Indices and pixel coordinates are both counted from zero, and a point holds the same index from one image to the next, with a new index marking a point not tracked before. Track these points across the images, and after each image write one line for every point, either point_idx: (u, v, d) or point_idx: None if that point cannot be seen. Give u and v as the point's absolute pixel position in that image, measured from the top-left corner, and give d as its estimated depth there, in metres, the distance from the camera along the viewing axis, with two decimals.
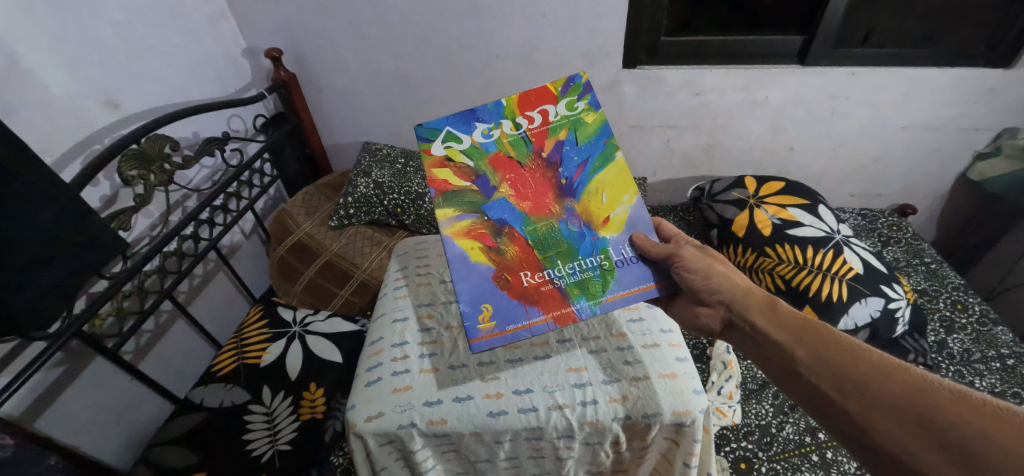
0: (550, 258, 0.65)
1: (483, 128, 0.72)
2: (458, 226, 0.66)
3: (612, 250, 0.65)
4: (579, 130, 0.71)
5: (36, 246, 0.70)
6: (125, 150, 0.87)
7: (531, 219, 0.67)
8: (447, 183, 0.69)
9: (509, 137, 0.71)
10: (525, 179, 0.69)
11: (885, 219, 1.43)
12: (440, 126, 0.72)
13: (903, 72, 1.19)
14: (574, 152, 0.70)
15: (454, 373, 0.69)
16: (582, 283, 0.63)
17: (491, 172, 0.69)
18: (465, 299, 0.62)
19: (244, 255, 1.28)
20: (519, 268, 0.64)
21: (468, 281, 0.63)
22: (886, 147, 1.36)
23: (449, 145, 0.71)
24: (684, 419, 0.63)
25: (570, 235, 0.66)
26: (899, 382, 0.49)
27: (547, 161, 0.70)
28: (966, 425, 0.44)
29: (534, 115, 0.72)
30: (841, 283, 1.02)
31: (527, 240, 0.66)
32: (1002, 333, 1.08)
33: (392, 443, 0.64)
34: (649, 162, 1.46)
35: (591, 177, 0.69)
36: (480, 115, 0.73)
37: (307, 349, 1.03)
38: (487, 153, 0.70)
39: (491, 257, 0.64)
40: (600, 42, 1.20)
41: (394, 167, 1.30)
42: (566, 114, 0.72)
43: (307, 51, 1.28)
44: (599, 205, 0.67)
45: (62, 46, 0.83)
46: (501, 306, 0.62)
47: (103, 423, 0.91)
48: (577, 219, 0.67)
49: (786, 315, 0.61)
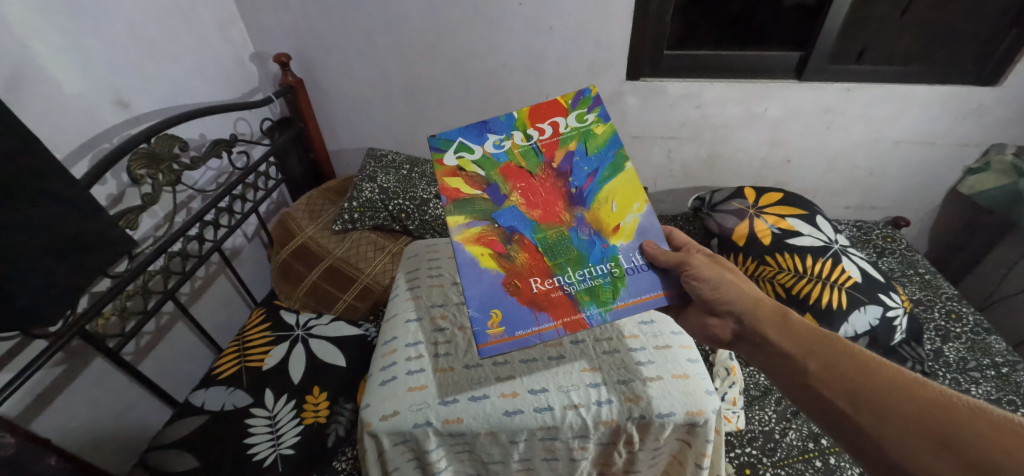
0: (561, 265, 0.65)
1: (494, 139, 0.73)
2: (468, 233, 0.67)
3: (623, 258, 0.66)
4: (589, 141, 0.73)
5: (43, 242, 0.69)
6: (136, 148, 0.88)
7: (542, 226, 0.68)
8: (459, 192, 0.70)
9: (520, 147, 0.72)
10: (536, 187, 0.70)
11: (880, 231, 1.46)
12: (452, 136, 0.74)
13: (896, 88, 1.23)
14: (584, 164, 0.71)
15: (468, 372, 0.69)
16: (592, 290, 0.64)
17: (502, 181, 0.71)
18: (475, 305, 0.62)
19: (246, 258, 1.27)
20: (530, 275, 0.64)
21: (478, 286, 0.64)
22: (880, 161, 1.40)
23: (461, 155, 0.72)
24: (697, 419, 0.63)
25: (580, 243, 0.67)
26: (915, 398, 0.50)
27: (557, 170, 0.71)
28: (987, 443, 0.44)
29: (545, 127, 0.74)
30: (840, 291, 1.04)
31: (537, 247, 0.66)
32: (995, 342, 1.10)
33: (406, 443, 0.64)
34: (651, 172, 1.48)
35: (601, 186, 0.70)
36: (491, 126, 0.75)
37: (311, 353, 1.02)
38: (499, 163, 0.72)
39: (502, 263, 0.65)
40: (604, 54, 1.23)
41: (399, 173, 1.31)
42: (577, 126, 0.74)
43: (316, 57, 1.29)
44: (609, 215, 0.69)
45: (76, 45, 0.83)
46: (511, 312, 0.62)
47: (99, 426, 0.89)
48: (587, 227, 0.68)
49: (800, 328, 0.62)
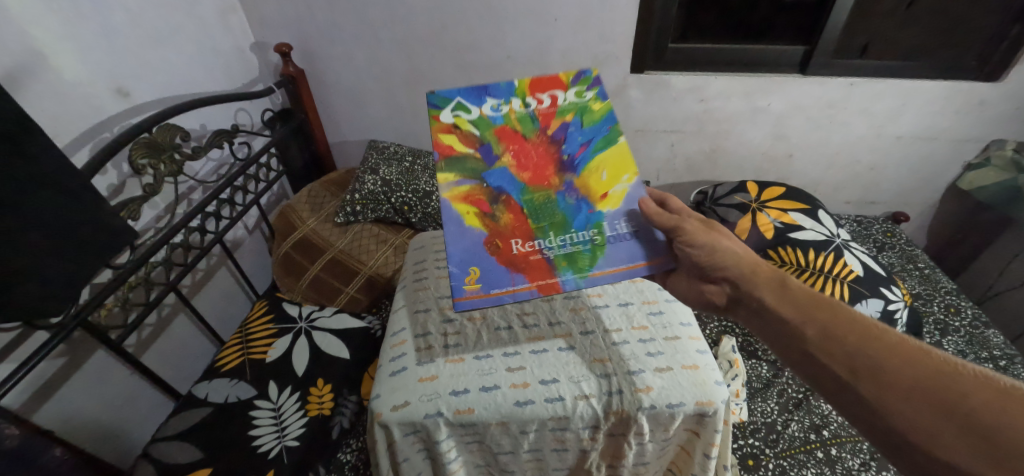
0: (543, 228, 0.64)
1: (493, 103, 0.74)
2: (456, 190, 0.66)
3: (606, 225, 0.64)
4: (585, 115, 0.73)
5: (46, 232, 0.68)
6: (137, 138, 0.87)
7: (530, 188, 0.67)
8: (453, 149, 0.69)
9: (517, 113, 0.72)
10: (528, 150, 0.70)
11: (879, 226, 1.47)
12: (451, 97, 0.75)
13: (899, 84, 1.24)
14: (578, 133, 0.71)
15: (476, 363, 0.69)
16: (570, 255, 0.62)
17: (495, 142, 0.70)
18: (454, 261, 0.60)
19: (247, 250, 1.27)
20: (511, 235, 0.63)
21: (459, 243, 0.62)
22: (882, 156, 1.41)
23: (458, 114, 0.73)
24: (707, 410, 0.64)
25: (566, 207, 0.65)
26: (919, 364, 0.48)
27: (551, 137, 0.71)
28: (991, 410, 0.42)
29: (544, 97, 0.74)
30: (842, 284, 1.05)
31: (522, 209, 0.65)
32: (993, 336, 1.12)
33: (418, 433, 0.64)
34: (653, 166, 1.49)
35: (593, 155, 0.69)
36: (491, 92, 0.75)
37: (314, 346, 1.02)
38: (494, 124, 0.72)
39: (485, 222, 0.64)
40: (609, 47, 1.23)
41: (401, 165, 1.31)
42: (574, 100, 0.74)
43: (317, 48, 1.28)
44: (597, 182, 0.67)
45: (76, 32, 0.82)
46: (489, 271, 0.60)
47: (101, 418, 0.89)
48: (575, 193, 0.67)
49: (801, 297, 0.59)
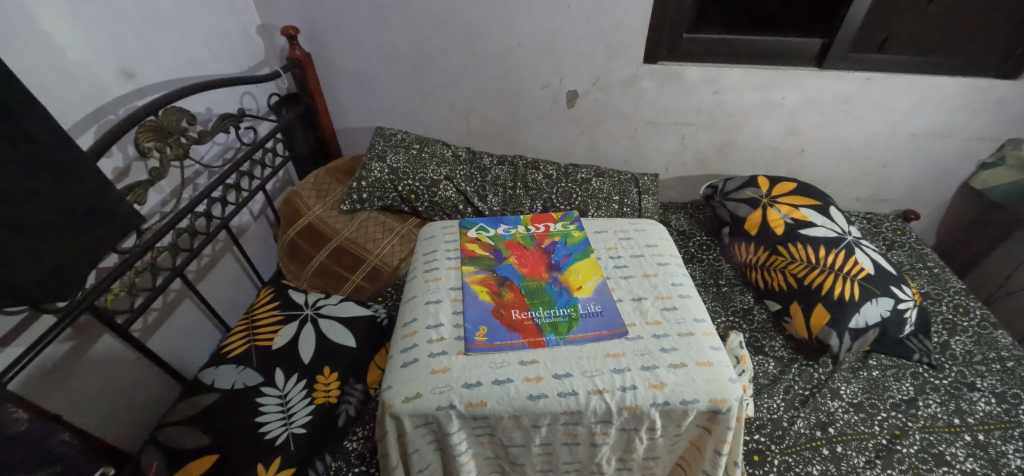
0: (534, 304, 0.75)
1: (505, 227, 0.92)
2: (475, 275, 0.79)
3: (581, 304, 0.75)
4: (569, 236, 0.89)
5: (53, 212, 0.67)
6: (143, 121, 0.85)
7: (527, 279, 0.79)
8: (474, 252, 0.85)
9: (522, 234, 0.90)
10: (527, 255, 0.84)
11: (890, 223, 1.46)
12: (475, 221, 0.93)
13: (916, 79, 1.22)
14: (562, 249, 0.86)
15: (489, 355, 0.67)
16: (553, 323, 0.71)
17: (505, 250, 0.85)
18: (467, 319, 0.71)
19: (252, 236, 1.26)
20: (511, 306, 0.74)
21: (473, 307, 0.73)
22: (895, 153, 1.39)
23: (479, 231, 0.90)
24: (720, 407, 0.63)
25: (552, 291, 0.77)
26: None
27: (545, 250, 0.86)
28: None
29: (541, 224, 0.93)
30: (853, 282, 1.04)
31: (521, 290, 0.77)
32: (1001, 336, 1.11)
33: (428, 425, 0.63)
34: (663, 159, 1.47)
35: (573, 263, 0.83)
36: (505, 218, 0.95)
37: (321, 334, 1.01)
38: (505, 239, 0.88)
39: (493, 297, 0.75)
40: (623, 36, 1.20)
41: (408, 153, 1.30)
42: (560, 226, 0.92)
43: (325, 31, 1.25)
44: (574, 278, 0.80)
45: (81, 10, 0.80)
46: (496, 329, 0.70)
47: (106, 402, 0.88)
48: (559, 283, 0.79)
49: None
